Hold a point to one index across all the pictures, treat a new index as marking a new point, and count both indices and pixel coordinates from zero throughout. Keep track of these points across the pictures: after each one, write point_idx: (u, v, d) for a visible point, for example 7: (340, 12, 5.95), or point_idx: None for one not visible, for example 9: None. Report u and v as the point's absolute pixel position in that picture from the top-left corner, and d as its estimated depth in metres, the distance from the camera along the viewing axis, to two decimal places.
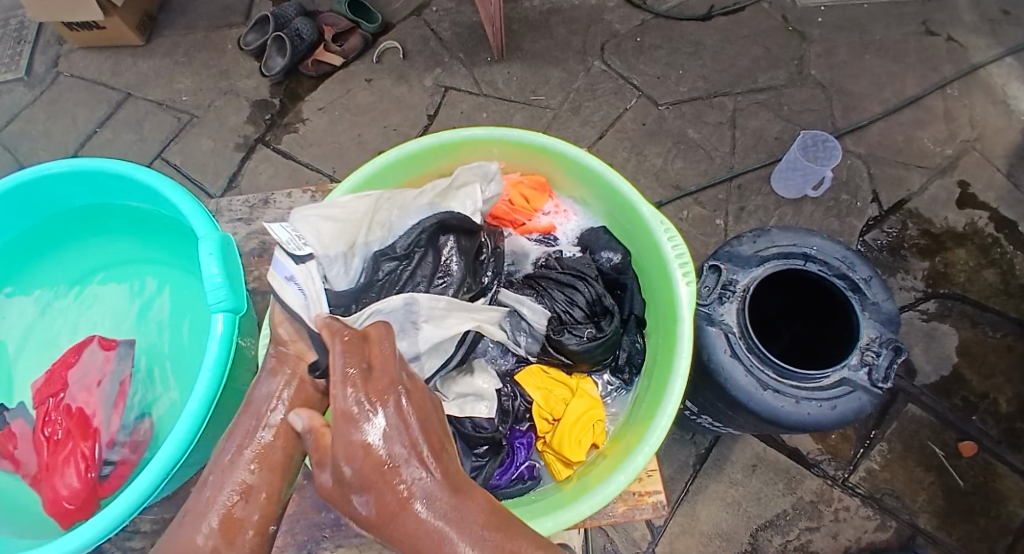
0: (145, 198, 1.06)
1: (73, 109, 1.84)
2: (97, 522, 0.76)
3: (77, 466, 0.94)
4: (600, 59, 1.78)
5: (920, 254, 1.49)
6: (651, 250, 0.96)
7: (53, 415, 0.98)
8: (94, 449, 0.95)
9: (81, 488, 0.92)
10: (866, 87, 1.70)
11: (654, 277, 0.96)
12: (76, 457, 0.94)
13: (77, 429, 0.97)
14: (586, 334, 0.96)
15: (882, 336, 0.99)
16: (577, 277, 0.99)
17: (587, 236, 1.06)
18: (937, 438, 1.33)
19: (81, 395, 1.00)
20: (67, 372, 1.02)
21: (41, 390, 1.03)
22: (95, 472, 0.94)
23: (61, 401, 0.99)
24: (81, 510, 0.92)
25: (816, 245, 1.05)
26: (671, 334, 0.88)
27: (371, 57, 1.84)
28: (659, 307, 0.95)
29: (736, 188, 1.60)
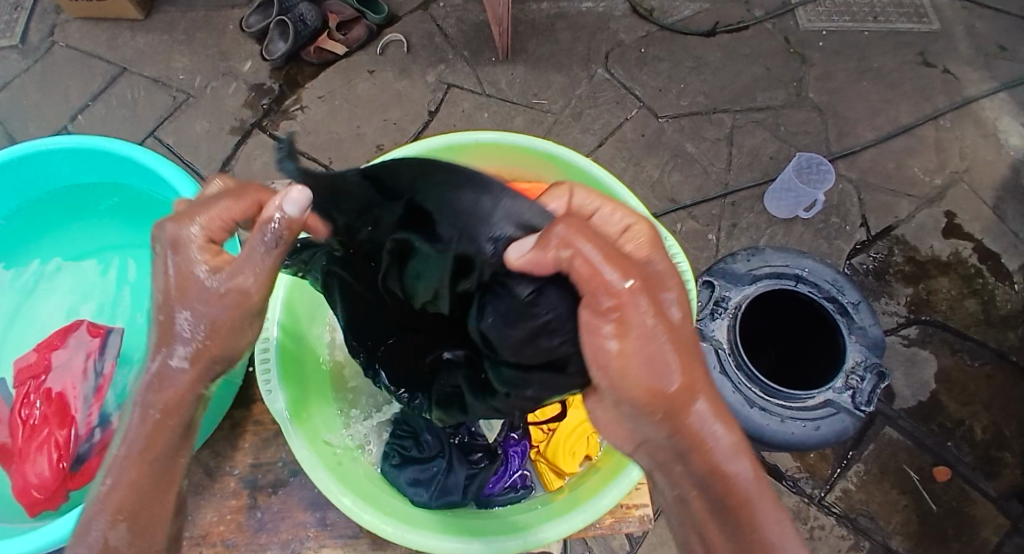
0: (147, 182, 1.04)
1: (66, 81, 1.81)
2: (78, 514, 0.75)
3: (51, 454, 0.91)
4: (603, 67, 1.79)
5: (905, 280, 1.52)
6: None
7: (32, 397, 0.96)
8: (71, 438, 0.93)
9: (53, 477, 0.90)
10: (861, 113, 1.73)
11: None
12: (50, 445, 0.91)
13: (54, 415, 0.93)
14: None
15: (867, 360, 1.01)
16: None
17: None
18: (913, 462, 1.37)
19: (62, 381, 0.96)
20: (51, 355, 0.98)
21: (25, 370, 1.00)
22: (70, 462, 0.92)
23: (43, 385, 0.96)
24: (53, 498, 0.90)
25: (808, 267, 1.09)
26: None
27: (374, 49, 1.84)
28: None
29: (730, 204, 1.62)
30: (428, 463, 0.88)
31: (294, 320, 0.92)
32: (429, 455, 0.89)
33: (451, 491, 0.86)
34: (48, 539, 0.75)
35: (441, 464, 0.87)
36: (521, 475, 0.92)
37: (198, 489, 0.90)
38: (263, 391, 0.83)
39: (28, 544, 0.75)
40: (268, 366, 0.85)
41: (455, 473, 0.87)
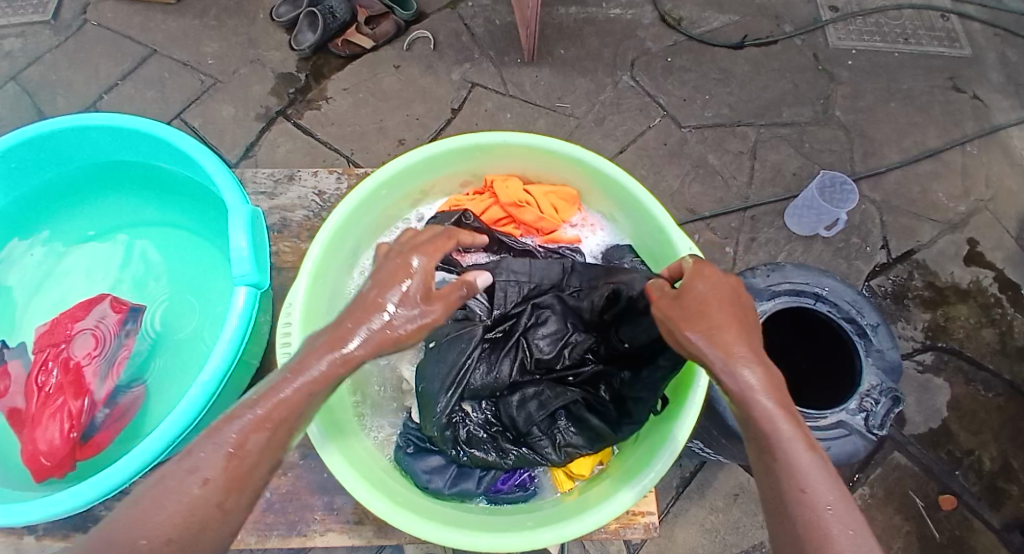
0: (178, 162, 1.05)
1: (97, 60, 1.83)
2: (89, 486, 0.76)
3: (62, 424, 0.91)
4: (629, 74, 1.79)
5: (923, 304, 1.51)
6: None
7: (50, 365, 0.96)
8: (82, 410, 0.93)
9: (60, 446, 0.90)
10: (887, 135, 1.72)
11: None
12: (62, 414, 0.92)
13: (70, 385, 0.94)
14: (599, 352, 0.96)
15: (883, 384, 1.00)
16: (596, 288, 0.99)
17: (612, 253, 1.07)
18: (919, 488, 1.35)
19: (80, 352, 0.97)
20: (73, 325, 0.99)
21: (43, 336, 1.00)
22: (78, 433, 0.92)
23: (62, 354, 0.96)
24: (56, 469, 0.91)
25: (828, 285, 1.06)
26: None
27: (402, 44, 1.85)
28: None
29: (749, 218, 1.62)
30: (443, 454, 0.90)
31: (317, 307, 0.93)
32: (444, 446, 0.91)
33: (464, 480, 0.89)
34: (61, 508, 0.76)
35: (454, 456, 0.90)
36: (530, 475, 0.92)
37: None
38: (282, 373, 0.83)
39: (44, 510, 0.77)
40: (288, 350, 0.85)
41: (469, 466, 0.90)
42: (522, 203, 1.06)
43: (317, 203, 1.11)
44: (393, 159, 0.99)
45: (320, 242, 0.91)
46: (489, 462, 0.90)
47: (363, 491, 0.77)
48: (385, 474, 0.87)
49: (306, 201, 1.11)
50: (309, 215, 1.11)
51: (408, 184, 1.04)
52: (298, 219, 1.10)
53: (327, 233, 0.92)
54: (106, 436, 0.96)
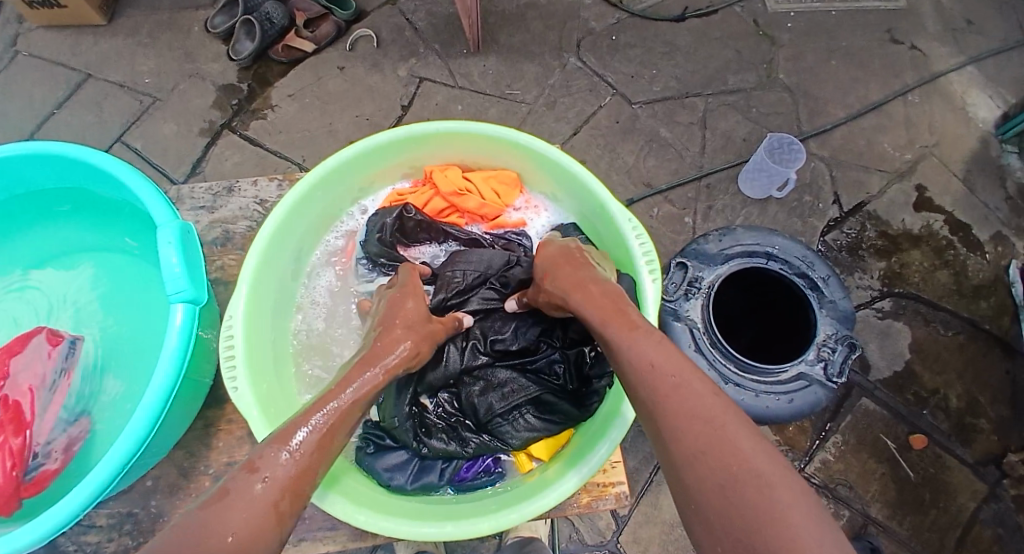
0: (105, 185, 1.03)
1: (29, 89, 1.77)
2: (36, 525, 0.74)
3: (4, 461, 0.89)
4: (575, 55, 1.79)
5: (878, 255, 1.54)
6: (617, 245, 0.96)
7: None
8: (24, 445, 0.91)
9: (5, 483, 0.88)
10: (832, 92, 1.74)
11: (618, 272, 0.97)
12: (3, 452, 0.90)
13: (10, 421, 0.92)
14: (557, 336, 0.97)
15: (838, 333, 1.03)
16: None
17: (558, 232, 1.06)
18: (889, 431, 1.39)
19: (19, 387, 0.95)
20: (9, 361, 0.97)
21: None
22: (21, 469, 0.90)
23: (0, 392, 0.94)
24: (3, 508, 0.88)
25: (777, 244, 1.09)
26: None
27: (344, 45, 1.82)
28: None
29: (705, 187, 1.63)
30: (403, 449, 0.90)
31: (259, 313, 0.92)
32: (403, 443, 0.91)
33: (427, 473, 0.89)
34: (20, 543, 0.74)
35: (413, 451, 0.90)
36: (494, 459, 0.92)
37: (174, 488, 0.91)
38: (227, 386, 0.82)
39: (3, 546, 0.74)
40: (232, 362, 0.84)
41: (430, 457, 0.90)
42: (462, 191, 1.07)
43: (259, 213, 1.10)
44: (324, 159, 0.97)
45: (256, 251, 0.90)
46: (449, 453, 0.91)
47: (325, 499, 0.76)
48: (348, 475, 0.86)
49: (248, 211, 1.10)
50: (253, 226, 1.09)
51: (344, 183, 1.03)
52: (241, 230, 1.08)
53: (263, 240, 0.91)
54: (51, 471, 0.94)
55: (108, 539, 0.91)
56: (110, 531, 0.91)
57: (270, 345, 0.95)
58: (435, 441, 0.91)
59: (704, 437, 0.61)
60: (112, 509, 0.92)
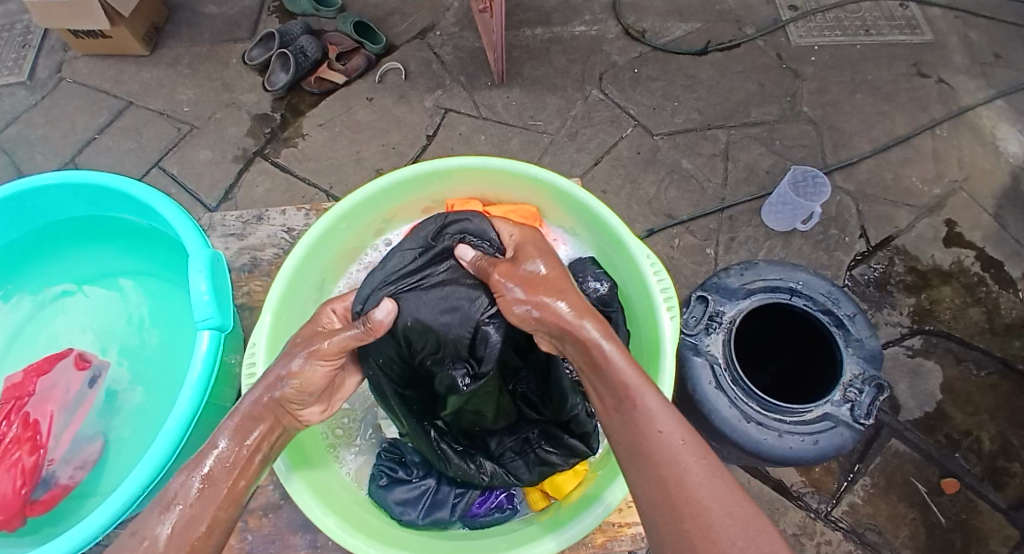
0: (137, 213, 1.06)
1: (73, 115, 1.85)
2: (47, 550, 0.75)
3: (14, 478, 0.90)
4: (598, 88, 1.81)
5: (907, 290, 1.51)
6: (638, 285, 0.95)
7: (10, 419, 0.95)
8: (37, 465, 0.93)
9: (13, 500, 0.89)
10: (856, 125, 1.73)
11: (639, 308, 0.95)
12: (16, 470, 0.91)
13: (28, 440, 0.93)
14: None
15: (865, 373, 1.01)
16: None
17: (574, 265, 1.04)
18: (920, 474, 1.34)
19: (42, 407, 0.96)
20: (37, 380, 0.98)
21: (9, 389, 0.99)
22: (30, 489, 0.91)
23: (22, 409, 0.96)
24: (9, 521, 0.90)
25: (802, 279, 1.08)
26: (655, 369, 0.87)
27: (373, 77, 1.87)
28: (642, 337, 0.94)
29: (727, 218, 1.62)
30: (417, 482, 0.90)
31: (282, 343, 0.93)
32: (417, 476, 0.91)
33: (439, 507, 0.88)
34: None
35: (432, 482, 0.90)
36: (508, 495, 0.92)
37: None
38: None
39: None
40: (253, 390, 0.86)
41: (445, 489, 0.90)
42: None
43: (287, 241, 1.12)
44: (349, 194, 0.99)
45: (280, 282, 0.92)
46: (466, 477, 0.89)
47: (324, 521, 0.76)
48: (359, 510, 0.85)
49: (276, 239, 1.13)
50: (279, 253, 1.11)
51: (365, 217, 1.04)
52: (268, 257, 1.11)
53: (287, 271, 0.92)
54: (59, 492, 0.96)
55: None
56: None
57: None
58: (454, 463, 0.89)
59: (741, 534, 0.57)
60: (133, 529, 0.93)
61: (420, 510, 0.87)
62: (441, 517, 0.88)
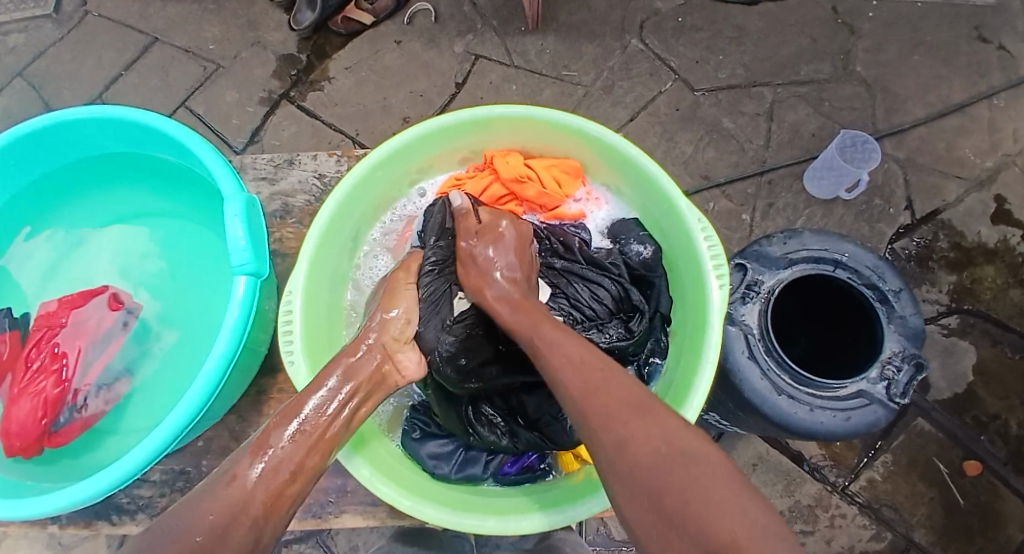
0: (170, 149, 1.05)
1: (99, 51, 1.82)
2: (82, 489, 0.75)
3: (36, 409, 0.92)
4: (638, 37, 1.73)
5: (950, 267, 1.46)
6: (687, 251, 0.92)
7: (40, 346, 0.96)
8: (60, 396, 0.94)
9: (31, 430, 0.91)
10: (912, 89, 1.65)
11: (686, 275, 0.93)
12: (38, 399, 0.92)
13: (55, 372, 0.94)
14: (615, 333, 0.97)
15: (904, 350, 0.99)
16: (603, 275, 1.02)
17: (619, 227, 1.05)
18: (943, 455, 1.33)
19: (71, 341, 0.97)
20: (67, 311, 0.98)
21: (40, 315, 1.00)
22: (51, 420, 0.93)
23: (52, 339, 0.96)
24: (25, 450, 0.92)
25: (848, 251, 1.04)
26: (699, 339, 0.86)
27: (402, 19, 1.80)
28: (688, 307, 0.93)
29: (766, 183, 1.57)
30: (445, 440, 0.92)
31: (317, 290, 0.92)
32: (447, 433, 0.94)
33: (472, 465, 0.91)
34: (79, 498, 0.75)
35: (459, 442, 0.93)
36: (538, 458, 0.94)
37: (226, 451, 0.94)
38: (284, 360, 0.84)
39: (61, 502, 0.76)
40: (290, 335, 0.85)
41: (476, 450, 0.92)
42: (524, 179, 1.05)
43: (317, 188, 1.11)
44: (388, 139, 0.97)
45: (318, 229, 0.90)
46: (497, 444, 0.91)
47: (349, 457, 0.78)
48: (393, 459, 0.88)
49: (307, 185, 1.11)
50: (311, 200, 1.10)
51: (401, 165, 1.02)
52: (300, 204, 1.09)
53: (324, 217, 0.91)
54: (78, 425, 0.97)
55: (160, 494, 0.93)
56: (163, 486, 0.93)
57: (328, 321, 0.97)
58: (484, 432, 0.91)
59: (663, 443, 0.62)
60: (166, 465, 0.94)
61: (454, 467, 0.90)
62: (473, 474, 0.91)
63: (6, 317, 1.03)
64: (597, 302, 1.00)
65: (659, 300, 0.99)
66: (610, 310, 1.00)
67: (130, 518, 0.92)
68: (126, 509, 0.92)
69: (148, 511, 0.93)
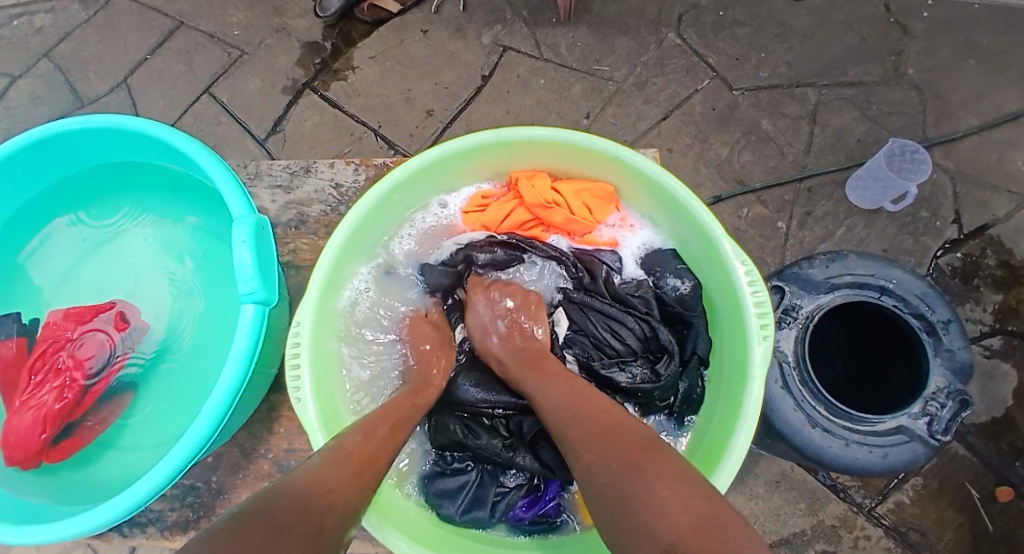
0: (180, 159, 1.02)
1: (126, 34, 1.80)
2: (95, 516, 0.74)
3: (35, 422, 0.94)
4: (675, 31, 1.65)
5: (995, 286, 1.39)
6: (726, 293, 0.87)
7: (47, 359, 0.99)
8: (60, 412, 0.96)
9: (30, 442, 0.93)
10: (965, 94, 1.55)
11: (726, 318, 0.88)
12: (39, 413, 0.94)
13: (60, 386, 0.96)
14: (638, 374, 0.96)
15: (950, 386, 0.93)
16: (625, 311, 0.99)
17: (653, 258, 1.00)
18: (976, 480, 1.27)
19: (75, 356, 0.99)
20: (76, 326, 1.01)
21: (48, 326, 1.02)
22: (50, 435, 0.95)
23: (59, 353, 0.99)
24: (23, 462, 0.94)
25: (895, 277, 0.99)
26: (736, 390, 0.82)
27: (429, 7, 1.74)
28: (726, 354, 0.88)
29: (805, 190, 1.50)
30: (459, 478, 0.92)
31: (325, 317, 0.89)
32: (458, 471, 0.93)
33: (480, 506, 0.90)
34: (85, 527, 0.74)
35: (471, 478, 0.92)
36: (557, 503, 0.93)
37: (237, 468, 0.93)
38: (292, 396, 0.81)
39: (67, 529, 0.75)
40: (297, 370, 0.82)
41: (487, 489, 0.92)
42: (549, 205, 1.00)
43: (334, 197, 1.08)
44: (408, 158, 0.92)
45: (329, 255, 0.86)
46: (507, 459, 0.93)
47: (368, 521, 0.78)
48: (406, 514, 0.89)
49: (324, 194, 1.08)
50: (327, 210, 1.07)
51: (420, 186, 0.98)
52: (314, 214, 1.06)
53: (338, 240, 0.87)
54: (78, 441, 0.98)
55: (170, 509, 0.93)
56: (173, 501, 0.93)
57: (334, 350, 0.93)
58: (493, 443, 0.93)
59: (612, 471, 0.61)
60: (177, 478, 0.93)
61: (466, 507, 0.90)
62: (482, 517, 0.90)
63: (15, 321, 1.04)
64: (620, 341, 0.99)
65: (697, 341, 0.95)
66: (635, 349, 0.98)
67: (141, 530, 0.92)
68: (138, 521, 0.93)
69: (159, 524, 0.92)
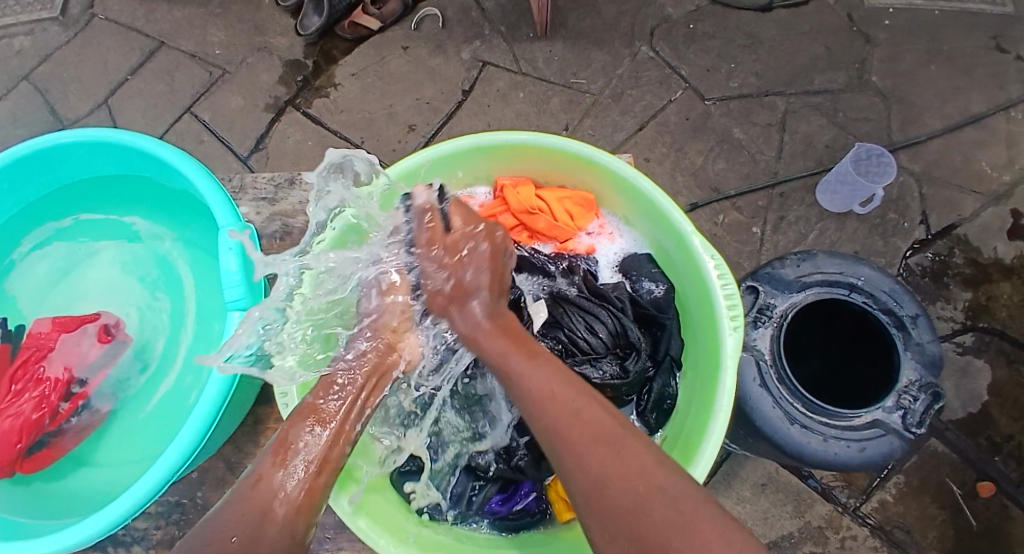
0: (167, 174, 1.04)
1: (106, 55, 1.81)
2: (75, 533, 0.75)
3: (13, 430, 0.91)
4: (647, 44, 1.69)
5: (965, 284, 1.44)
6: (699, 290, 0.90)
7: (28, 369, 0.98)
8: (38, 422, 0.94)
9: (6, 450, 0.90)
10: (928, 100, 1.61)
11: (699, 315, 0.91)
12: (16, 421, 0.92)
13: (39, 395, 0.95)
14: (609, 369, 0.97)
15: (921, 379, 0.96)
16: (600, 305, 1.00)
17: (631, 262, 1.03)
18: (956, 476, 1.31)
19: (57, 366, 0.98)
20: (60, 336, 1.00)
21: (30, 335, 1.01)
22: (25, 445, 0.92)
23: (41, 363, 0.98)
24: None
25: (864, 275, 1.02)
26: (710, 382, 0.84)
27: (409, 24, 1.78)
28: (700, 349, 0.91)
29: (778, 195, 1.54)
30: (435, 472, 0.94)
31: None
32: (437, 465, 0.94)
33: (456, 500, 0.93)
34: (66, 543, 0.75)
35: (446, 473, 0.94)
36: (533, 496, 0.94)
37: (222, 482, 0.94)
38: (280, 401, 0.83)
39: (50, 545, 0.75)
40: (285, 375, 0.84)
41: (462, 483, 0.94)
42: (534, 211, 1.03)
43: None
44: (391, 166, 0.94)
45: None
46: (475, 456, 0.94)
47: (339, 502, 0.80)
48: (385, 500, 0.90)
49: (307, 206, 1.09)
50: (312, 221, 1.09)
51: None
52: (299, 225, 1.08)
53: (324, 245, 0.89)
54: (53, 455, 0.97)
55: (154, 527, 0.95)
56: (158, 519, 0.94)
57: None
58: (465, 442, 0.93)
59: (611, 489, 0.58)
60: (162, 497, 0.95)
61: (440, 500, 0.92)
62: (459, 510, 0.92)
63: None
64: (593, 335, 0.98)
65: (670, 342, 0.97)
66: (606, 345, 0.98)
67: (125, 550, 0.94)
68: (121, 540, 0.95)
69: (143, 543, 0.95)
